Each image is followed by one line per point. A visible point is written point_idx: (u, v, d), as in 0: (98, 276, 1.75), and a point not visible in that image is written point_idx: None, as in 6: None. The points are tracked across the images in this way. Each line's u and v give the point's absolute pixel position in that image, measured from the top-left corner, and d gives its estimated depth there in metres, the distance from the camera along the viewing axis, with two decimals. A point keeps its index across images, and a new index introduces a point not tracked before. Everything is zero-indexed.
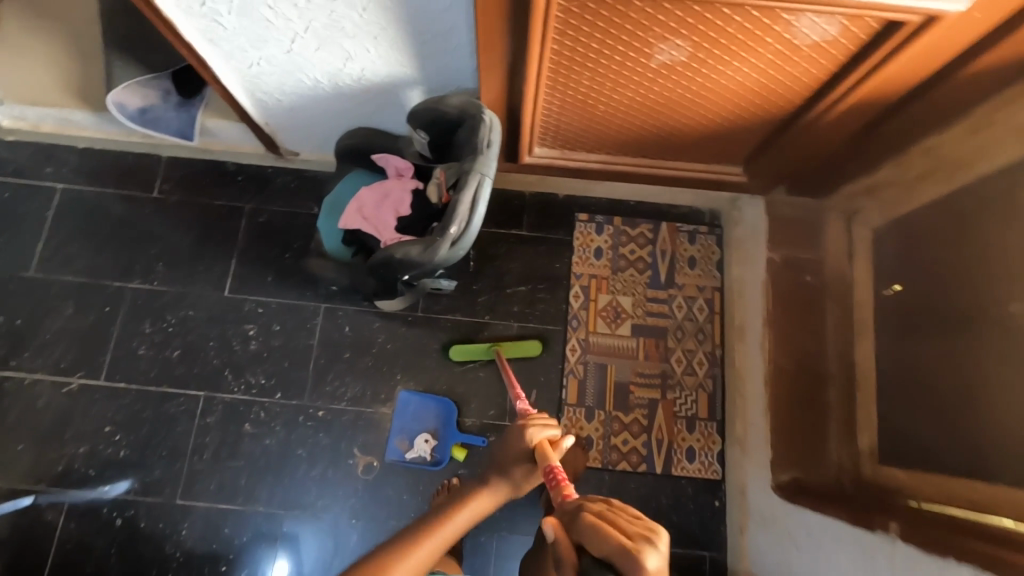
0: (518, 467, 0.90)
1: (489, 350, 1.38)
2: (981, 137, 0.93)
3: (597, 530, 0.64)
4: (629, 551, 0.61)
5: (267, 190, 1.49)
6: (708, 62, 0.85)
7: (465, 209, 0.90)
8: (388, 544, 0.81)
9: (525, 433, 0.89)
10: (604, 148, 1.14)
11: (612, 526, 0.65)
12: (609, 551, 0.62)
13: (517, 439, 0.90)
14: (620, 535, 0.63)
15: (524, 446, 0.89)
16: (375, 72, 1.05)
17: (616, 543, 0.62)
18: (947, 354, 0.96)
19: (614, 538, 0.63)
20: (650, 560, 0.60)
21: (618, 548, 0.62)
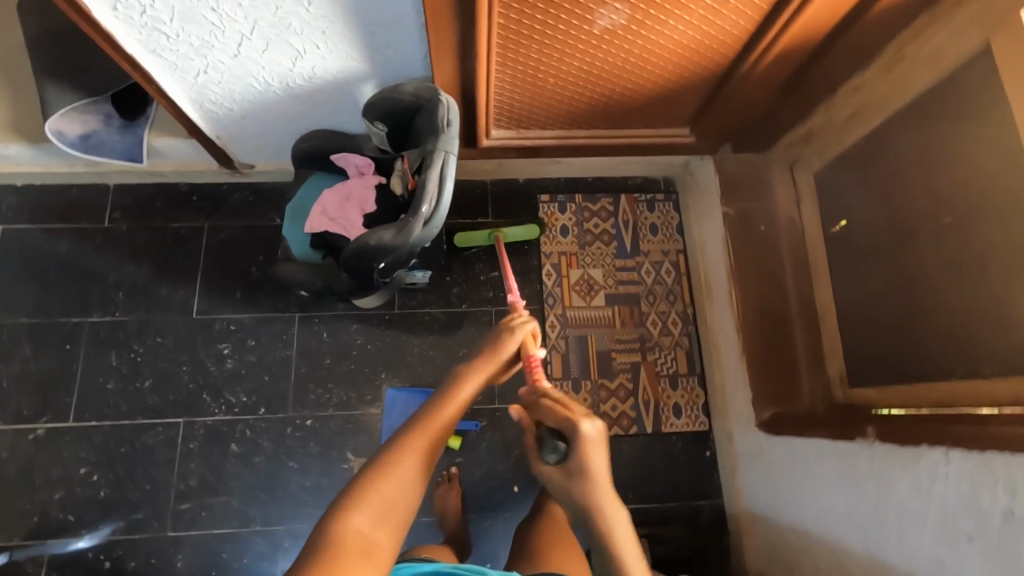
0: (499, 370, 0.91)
1: (490, 235, 1.42)
2: (896, 72, 1.02)
3: (546, 406, 0.86)
4: (572, 426, 0.81)
5: (225, 207, 1.46)
6: (646, 23, 0.91)
7: (433, 188, 0.91)
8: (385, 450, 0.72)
9: (510, 334, 0.96)
10: (559, 124, 1.19)
11: (561, 402, 0.86)
12: (559, 423, 0.83)
13: (502, 339, 0.95)
14: (564, 410, 0.84)
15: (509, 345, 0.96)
16: (326, 68, 1.06)
17: (562, 415, 0.83)
18: (896, 272, 1.04)
19: (563, 415, 0.83)
20: (585, 426, 0.80)
21: (563, 419, 0.83)
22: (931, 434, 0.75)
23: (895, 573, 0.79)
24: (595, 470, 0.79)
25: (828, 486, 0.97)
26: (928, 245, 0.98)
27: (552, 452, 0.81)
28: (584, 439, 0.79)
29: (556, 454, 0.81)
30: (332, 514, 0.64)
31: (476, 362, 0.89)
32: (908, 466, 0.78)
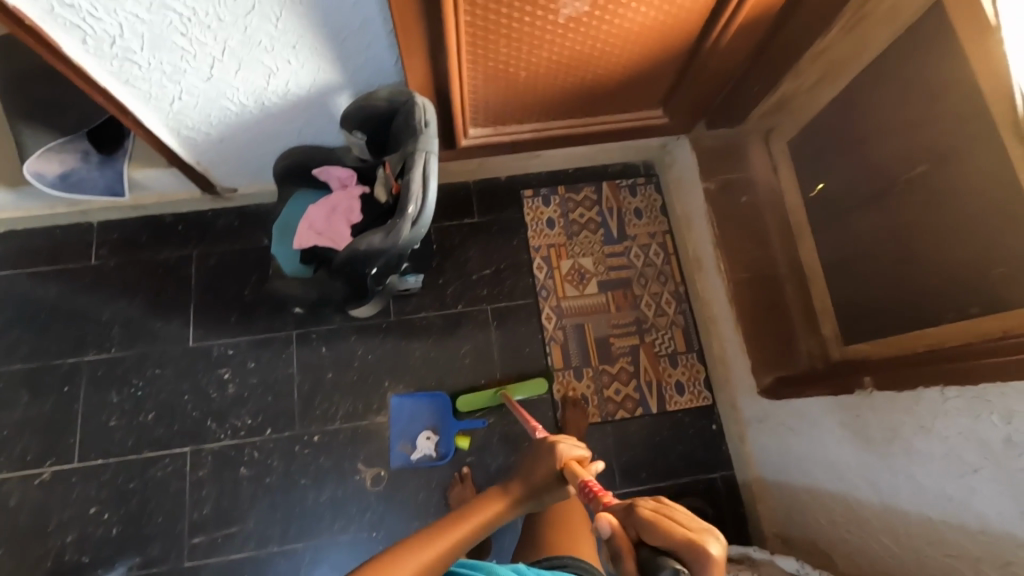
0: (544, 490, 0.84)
1: (497, 395, 1.36)
2: (858, 31, 1.04)
3: (651, 519, 0.62)
4: (691, 544, 0.59)
5: (213, 232, 1.47)
6: (609, 8, 0.92)
7: (418, 188, 0.92)
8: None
9: (551, 452, 0.85)
10: (535, 117, 1.22)
11: (669, 508, 0.64)
12: (673, 543, 0.60)
13: (545, 460, 0.84)
14: (673, 522, 0.61)
15: (551, 466, 0.83)
16: (299, 83, 1.07)
17: (677, 532, 0.60)
18: (877, 227, 1.07)
19: (677, 531, 0.60)
20: (715, 549, 0.59)
21: (680, 540, 0.60)
22: (924, 376, 0.76)
23: (908, 516, 0.81)
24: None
25: (835, 442, 0.98)
26: (904, 197, 1.00)
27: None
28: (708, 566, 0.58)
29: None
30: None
31: (496, 489, 0.83)
32: (909, 410, 0.80)
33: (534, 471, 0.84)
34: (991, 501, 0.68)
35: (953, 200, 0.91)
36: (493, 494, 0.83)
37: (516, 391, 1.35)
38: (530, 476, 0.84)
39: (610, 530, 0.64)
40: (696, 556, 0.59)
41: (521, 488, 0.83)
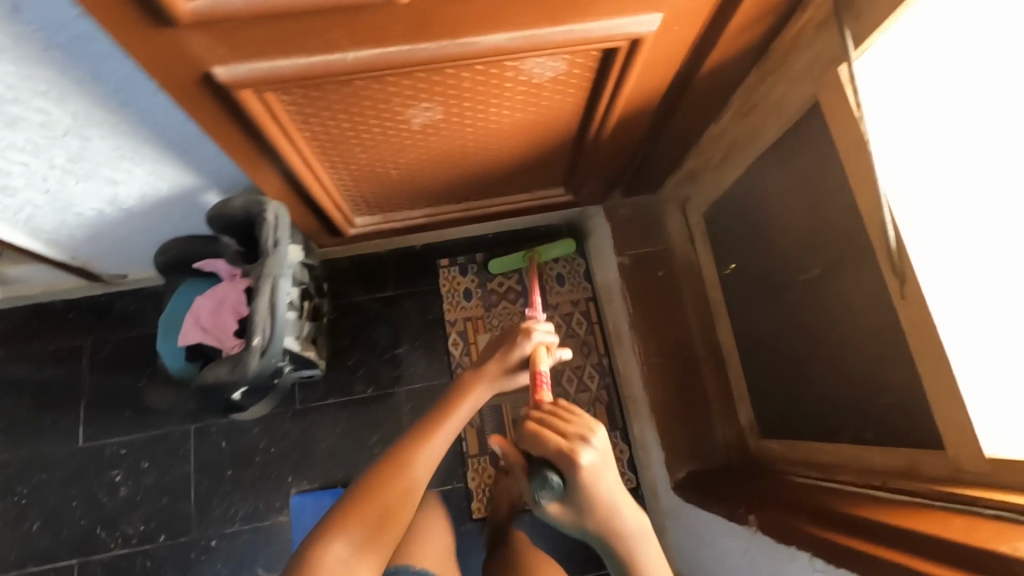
0: (509, 373, 0.91)
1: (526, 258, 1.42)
2: (750, 118, 0.97)
3: (533, 432, 0.71)
4: (565, 455, 0.67)
5: (103, 319, 1.37)
6: (467, 114, 0.84)
7: (264, 317, 0.85)
8: (391, 453, 0.79)
9: (523, 335, 0.93)
10: (425, 204, 1.14)
11: (552, 423, 0.71)
12: (546, 451, 0.69)
13: (512, 345, 0.92)
14: (549, 433, 0.69)
15: (519, 351, 0.93)
16: (155, 188, 0.99)
17: (551, 443, 0.68)
18: (780, 320, 1.00)
19: (550, 440, 0.68)
20: (584, 456, 0.67)
21: (555, 450, 0.68)
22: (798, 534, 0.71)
23: None
24: (594, 498, 0.68)
25: (731, 567, 0.92)
26: (803, 297, 0.93)
27: (541, 486, 0.69)
28: (577, 470, 0.66)
29: (542, 487, 0.69)
30: (328, 534, 0.69)
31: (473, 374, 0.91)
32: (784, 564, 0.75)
33: (511, 351, 0.92)
34: None
35: (843, 313, 0.84)
36: (473, 369, 0.92)
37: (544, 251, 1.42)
38: (508, 356, 0.92)
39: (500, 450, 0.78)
40: (560, 458, 0.67)
41: (500, 366, 0.91)
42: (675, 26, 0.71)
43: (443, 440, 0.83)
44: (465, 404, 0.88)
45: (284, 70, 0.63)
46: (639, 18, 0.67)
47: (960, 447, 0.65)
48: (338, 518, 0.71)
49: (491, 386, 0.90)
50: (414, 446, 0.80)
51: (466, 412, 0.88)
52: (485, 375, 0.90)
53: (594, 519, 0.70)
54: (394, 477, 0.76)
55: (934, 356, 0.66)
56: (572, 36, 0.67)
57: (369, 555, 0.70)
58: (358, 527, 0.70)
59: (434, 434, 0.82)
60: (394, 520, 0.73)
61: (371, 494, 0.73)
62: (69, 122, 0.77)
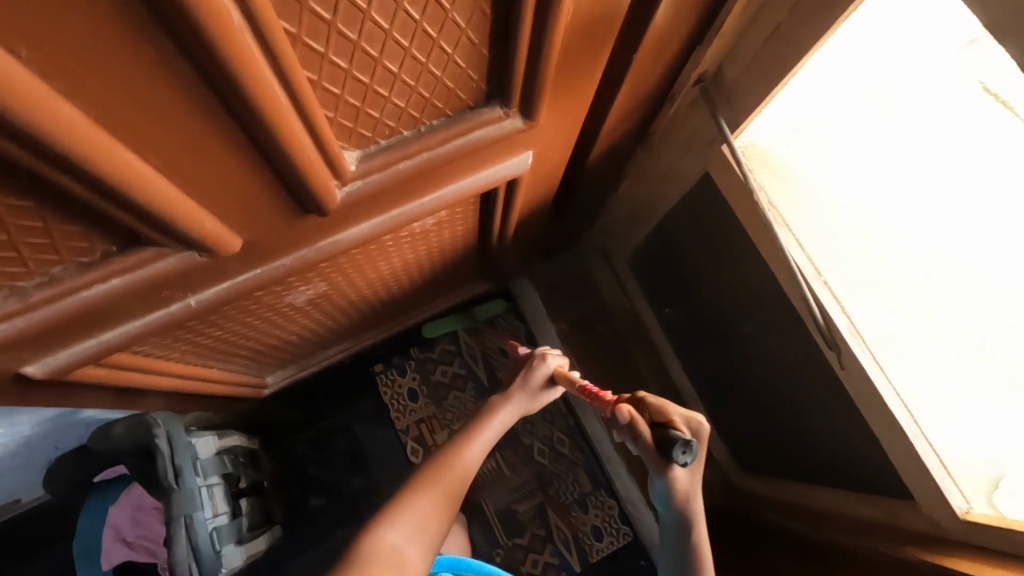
0: (539, 395, 0.86)
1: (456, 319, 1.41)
2: (647, 184, 0.95)
3: (659, 405, 0.74)
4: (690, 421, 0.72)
5: (6, 555, 1.17)
6: (357, 275, 0.75)
7: (187, 563, 0.75)
8: (434, 456, 0.75)
9: (541, 359, 0.86)
10: (341, 340, 1.04)
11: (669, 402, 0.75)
12: (674, 421, 0.72)
13: (537, 365, 0.86)
14: (674, 408, 0.74)
15: (544, 372, 0.85)
16: (16, 434, 0.83)
17: (678, 412, 0.73)
18: (726, 368, 1.01)
19: (673, 413, 0.72)
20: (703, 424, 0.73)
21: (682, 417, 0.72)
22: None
23: None
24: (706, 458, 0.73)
25: None
26: (744, 350, 0.92)
27: (685, 449, 0.65)
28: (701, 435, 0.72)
29: (688, 453, 0.65)
30: (387, 520, 0.66)
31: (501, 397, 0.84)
32: None
33: (529, 376, 0.86)
34: None
35: (788, 370, 0.83)
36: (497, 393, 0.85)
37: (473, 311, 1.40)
38: (531, 376, 0.85)
39: (632, 419, 0.70)
40: (692, 424, 0.72)
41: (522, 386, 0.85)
42: (551, 149, 0.66)
43: (483, 443, 0.78)
44: (497, 418, 0.81)
45: (117, 341, 0.52)
46: (512, 159, 0.60)
47: (936, 506, 0.64)
48: (395, 508, 0.67)
49: (517, 408, 0.83)
50: (465, 440, 0.77)
51: (498, 426, 0.81)
52: (517, 399, 0.83)
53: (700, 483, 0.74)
54: (443, 470, 0.73)
55: (889, 423, 0.65)
56: (445, 198, 0.59)
57: (424, 542, 0.67)
58: (421, 511, 0.68)
59: (473, 439, 0.78)
60: (447, 508, 0.71)
61: (418, 488, 0.70)
62: None
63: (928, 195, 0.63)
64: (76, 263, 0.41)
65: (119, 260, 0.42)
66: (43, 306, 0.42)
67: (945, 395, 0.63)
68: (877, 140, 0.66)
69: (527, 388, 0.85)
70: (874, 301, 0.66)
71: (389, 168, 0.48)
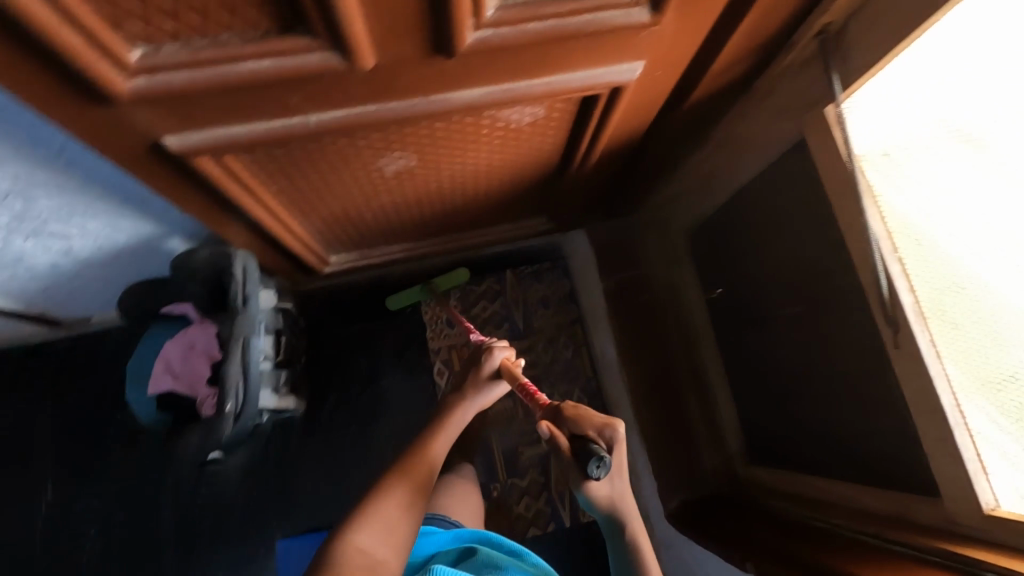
0: (488, 386, 0.94)
1: (423, 291, 1.34)
2: (732, 150, 0.94)
3: (577, 414, 0.76)
4: (605, 429, 0.74)
5: (65, 367, 1.29)
6: (443, 159, 0.80)
7: (236, 381, 0.81)
8: (398, 460, 0.82)
9: (488, 356, 0.95)
10: (404, 239, 1.09)
11: (588, 412, 0.77)
12: (591, 431, 0.74)
13: (480, 366, 0.95)
14: (592, 417, 0.76)
15: (489, 369, 0.95)
16: (112, 239, 0.93)
17: (597, 420, 0.75)
18: (765, 352, 1.00)
19: (591, 421, 0.75)
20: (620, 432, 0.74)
21: (599, 425, 0.74)
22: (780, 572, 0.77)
23: None
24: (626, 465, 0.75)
25: None
26: (791, 333, 0.92)
27: (600, 464, 0.68)
28: (618, 443, 0.73)
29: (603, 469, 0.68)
30: (355, 527, 0.69)
31: (450, 405, 0.92)
32: None
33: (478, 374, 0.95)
34: None
35: (837, 353, 0.81)
36: (452, 395, 0.95)
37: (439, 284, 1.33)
38: (477, 378, 0.95)
39: (551, 432, 0.74)
40: (607, 434, 0.74)
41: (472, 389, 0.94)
42: (659, 70, 0.68)
43: (442, 442, 0.87)
44: (451, 422, 0.90)
45: (243, 136, 0.59)
46: (621, 65, 0.64)
47: (959, 500, 0.64)
48: (367, 509, 0.72)
49: (472, 405, 0.93)
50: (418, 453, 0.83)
51: (453, 429, 0.90)
52: (469, 396, 0.93)
53: (623, 487, 0.76)
54: (403, 476, 0.78)
55: (932, 408, 0.64)
56: (549, 86, 0.63)
57: (393, 543, 0.70)
58: (385, 516, 0.72)
59: (434, 440, 0.86)
60: (417, 496, 0.77)
61: (383, 493, 0.75)
62: (10, 186, 0.71)
63: (995, 234, 0.59)
64: (241, 34, 0.47)
65: (276, 41, 0.47)
66: (208, 66, 0.48)
67: (985, 436, 0.61)
68: (959, 177, 0.62)
69: (476, 384, 0.94)
70: (939, 315, 0.64)
71: (519, 26, 0.52)
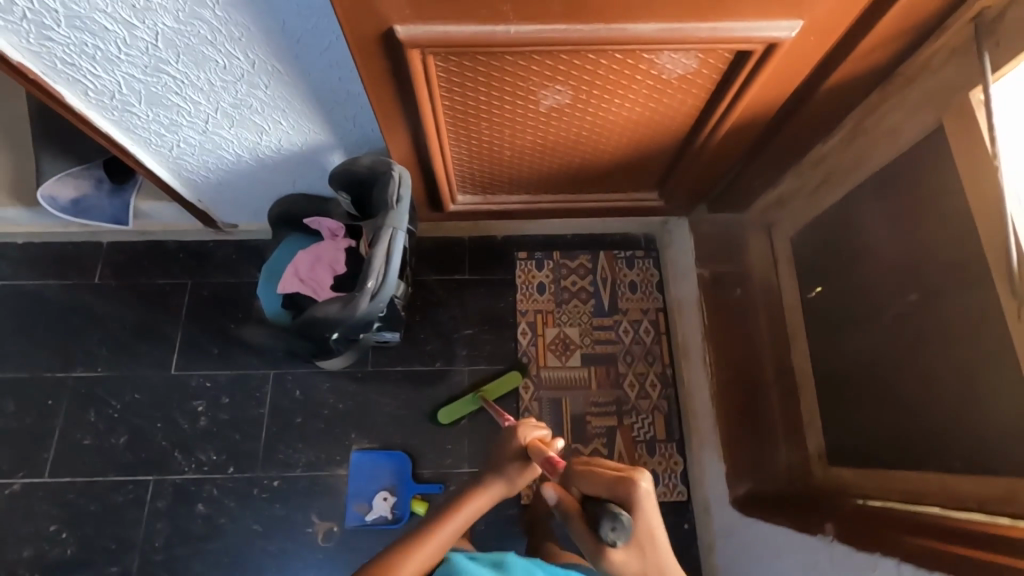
0: (513, 468, 0.85)
1: (475, 399, 1.36)
2: (859, 142, 0.98)
3: (584, 470, 0.71)
4: (623, 484, 0.67)
5: (206, 263, 1.47)
6: (592, 103, 0.90)
7: (379, 265, 0.95)
8: (390, 549, 0.77)
9: (515, 433, 0.86)
10: (526, 189, 1.20)
11: (598, 466, 0.72)
12: (603, 490, 0.69)
13: (507, 440, 0.87)
14: (605, 471, 0.70)
15: (515, 447, 0.86)
16: (291, 142, 1.10)
17: (608, 477, 0.68)
18: (862, 348, 1.00)
19: (604, 475, 0.69)
20: (643, 487, 0.66)
21: (611, 480, 0.68)
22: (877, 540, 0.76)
23: None
24: (658, 530, 0.65)
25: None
26: (896, 323, 0.92)
27: (613, 525, 0.63)
28: (641, 500, 0.65)
29: (618, 531, 0.63)
30: None
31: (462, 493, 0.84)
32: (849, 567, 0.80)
33: (503, 451, 0.87)
34: None
35: (955, 343, 0.81)
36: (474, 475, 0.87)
37: (493, 390, 1.37)
38: (502, 457, 0.86)
39: (557, 499, 0.71)
40: (622, 489, 0.66)
41: (494, 472, 0.85)
42: (812, 34, 0.77)
43: (442, 538, 0.79)
44: (459, 513, 0.82)
45: (456, 35, 0.72)
46: (782, 23, 0.73)
47: None
48: None
49: (491, 493, 0.84)
50: (415, 545, 0.78)
51: (460, 519, 0.82)
52: (491, 484, 0.84)
53: (657, 561, 0.65)
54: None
55: None
56: (713, 33, 0.74)
57: None
58: None
59: (433, 534, 0.79)
60: None
61: None
62: (246, 68, 0.89)
63: None
64: None
65: None
66: None
67: None
68: None
69: (499, 468, 0.85)
70: None
71: None
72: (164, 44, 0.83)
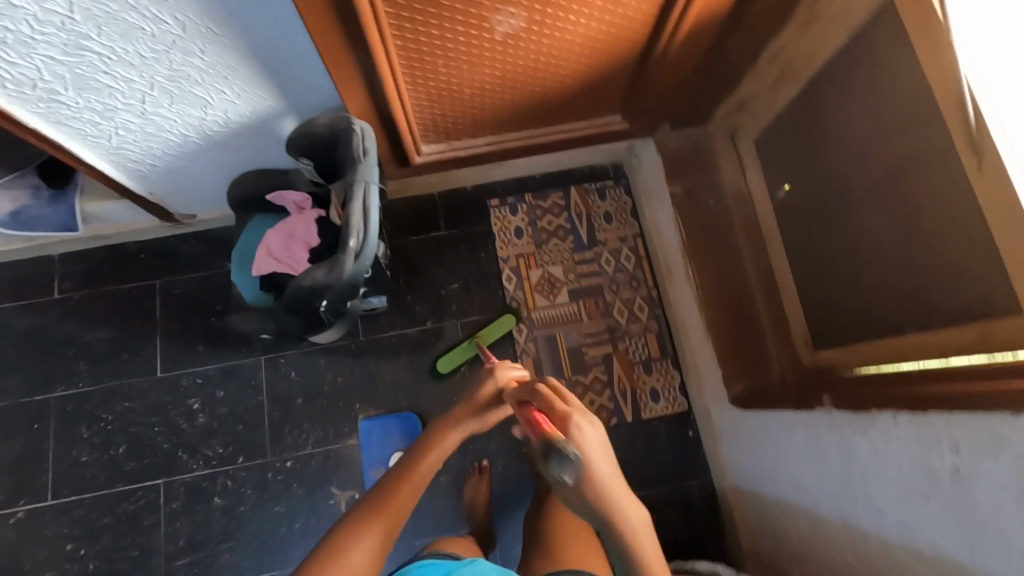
0: (484, 406, 0.92)
1: (471, 346, 1.37)
2: (811, 31, 0.99)
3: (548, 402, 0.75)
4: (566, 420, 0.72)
5: (172, 260, 1.41)
6: (548, 23, 0.88)
7: (358, 222, 0.93)
8: (366, 496, 0.76)
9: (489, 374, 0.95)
10: (490, 130, 1.18)
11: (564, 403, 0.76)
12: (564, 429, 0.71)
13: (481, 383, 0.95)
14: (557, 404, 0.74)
15: (490, 390, 0.94)
16: (238, 113, 1.04)
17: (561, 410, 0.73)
18: (835, 235, 1.04)
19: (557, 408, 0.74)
20: (582, 422, 0.71)
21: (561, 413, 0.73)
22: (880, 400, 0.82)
23: (869, 538, 0.86)
24: (602, 465, 0.69)
25: (799, 456, 1.04)
26: (865, 203, 0.96)
27: (559, 460, 0.65)
28: (581, 431, 0.70)
29: (565, 467, 0.65)
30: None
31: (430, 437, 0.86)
32: (863, 432, 0.87)
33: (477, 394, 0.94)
34: (937, 532, 0.73)
35: (921, 210, 0.85)
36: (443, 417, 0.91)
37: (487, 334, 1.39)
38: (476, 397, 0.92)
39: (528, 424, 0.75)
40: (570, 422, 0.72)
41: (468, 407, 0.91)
42: None
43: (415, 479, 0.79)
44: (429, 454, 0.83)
45: None
46: None
47: None
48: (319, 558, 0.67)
49: (459, 433, 0.88)
50: (394, 484, 0.77)
51: (430, 460, 0.83)
52: (460, 423, 0.89)
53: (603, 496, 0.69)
54: (366, 522, 0.72)
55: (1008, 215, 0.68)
56: None
57: None
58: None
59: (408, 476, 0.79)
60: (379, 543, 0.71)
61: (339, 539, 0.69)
62: (177, 33, 0.82)
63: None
64: None
65: None
66: None
67: None
68: None
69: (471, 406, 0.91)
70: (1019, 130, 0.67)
71: None
72: (82, 16, 0.76)
